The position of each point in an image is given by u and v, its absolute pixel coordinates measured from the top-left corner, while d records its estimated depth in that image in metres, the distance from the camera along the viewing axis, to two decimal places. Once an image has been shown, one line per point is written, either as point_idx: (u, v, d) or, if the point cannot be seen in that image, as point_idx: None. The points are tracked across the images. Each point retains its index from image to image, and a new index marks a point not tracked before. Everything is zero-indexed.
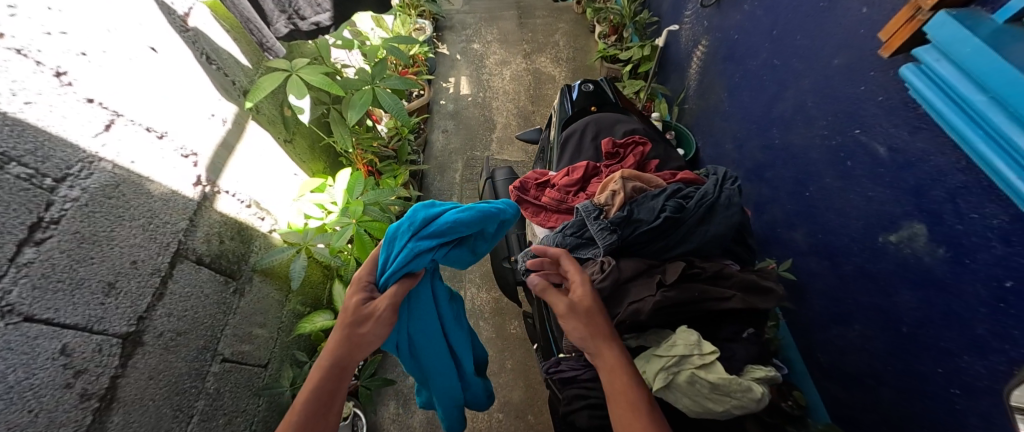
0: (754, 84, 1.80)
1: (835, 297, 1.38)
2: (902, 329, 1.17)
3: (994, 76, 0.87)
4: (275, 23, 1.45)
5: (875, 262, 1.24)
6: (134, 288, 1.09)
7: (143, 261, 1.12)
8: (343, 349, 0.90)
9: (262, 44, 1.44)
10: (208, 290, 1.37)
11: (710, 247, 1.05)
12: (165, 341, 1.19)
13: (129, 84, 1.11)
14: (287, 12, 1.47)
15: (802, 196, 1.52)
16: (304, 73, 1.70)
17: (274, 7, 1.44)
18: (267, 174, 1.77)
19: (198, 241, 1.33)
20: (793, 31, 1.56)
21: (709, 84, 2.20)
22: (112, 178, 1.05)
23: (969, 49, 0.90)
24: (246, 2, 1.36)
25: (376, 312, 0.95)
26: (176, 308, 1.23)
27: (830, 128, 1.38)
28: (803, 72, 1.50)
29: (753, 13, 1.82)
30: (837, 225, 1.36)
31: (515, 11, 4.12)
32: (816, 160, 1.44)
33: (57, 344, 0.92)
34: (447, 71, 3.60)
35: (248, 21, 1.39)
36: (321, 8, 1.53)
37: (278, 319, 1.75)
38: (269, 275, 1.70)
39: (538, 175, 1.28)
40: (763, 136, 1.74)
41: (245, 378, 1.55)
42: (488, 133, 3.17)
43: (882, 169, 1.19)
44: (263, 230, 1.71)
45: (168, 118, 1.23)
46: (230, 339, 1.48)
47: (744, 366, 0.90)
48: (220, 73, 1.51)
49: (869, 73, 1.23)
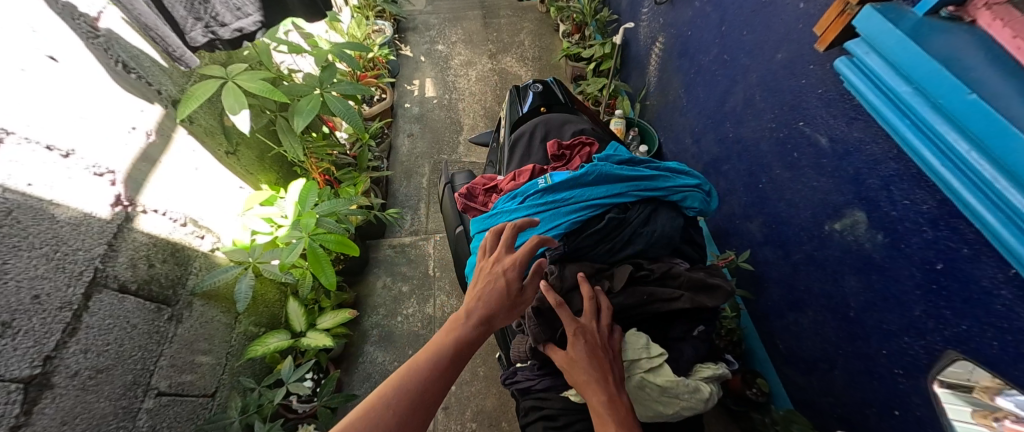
0: (706, 79, 1.80)
1: (789, 285, 1.39)
2: (849, 314, 1.17)
3: (915, 66, 0.89)
4: (189, 31, 1.35)
5: (823, 250, 1.24)
6: (38, 326, 0.98)
7: (48, 295, 1.01)
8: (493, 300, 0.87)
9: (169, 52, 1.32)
10: (137, 320, 1.26)
11: (659, 248, 1.01)
12: (82, 380, 1.08)
13: (21, 98, 1.00)
14: (203, 20, 1.36)
15: (755, 188, 1.52)
16: (241, 79, 1.59)
17: (186, 13, 1.33)
18: (204, 189, 1.65)
19: (122, 268, 1.23)
20: (738, 26, 1.56)
21: (667, 80, 2.20)
22: (3, 203, 0.94)
23: (894, 41, 0.92)
24: (147, 8, 1.25)
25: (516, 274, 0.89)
26: (95, 343, 1.12)
27: (777, 121, 1.38)
28: (750, 67, 1.50)
29: (702, 10, 1.82)
30: (788, 215, 1.36)
31: (480, 11, 4.05)
32: (765, 152, 1.45)
33: None
34: (411, 73, 3.50)
35: (151, 30, 1.26)
36: (242, 13, 1.43)
37: (227, 344, 1.63)
38: (213, 298, 1.59)
39: (486, 182, 1.18)
40: (717, 130, 1.74)
41: (188, 410, 1.44)
42: (454, 136, 3.10)
43: (825, 159, 1.20)
44: (204, 249, 1.60)
45: (78, 136, 1.13)
46: (166, 370, 1.36)
47: (692, 367, 0.92)
48: (143, 82, 1.39)
49: (808, 67, 1.24)
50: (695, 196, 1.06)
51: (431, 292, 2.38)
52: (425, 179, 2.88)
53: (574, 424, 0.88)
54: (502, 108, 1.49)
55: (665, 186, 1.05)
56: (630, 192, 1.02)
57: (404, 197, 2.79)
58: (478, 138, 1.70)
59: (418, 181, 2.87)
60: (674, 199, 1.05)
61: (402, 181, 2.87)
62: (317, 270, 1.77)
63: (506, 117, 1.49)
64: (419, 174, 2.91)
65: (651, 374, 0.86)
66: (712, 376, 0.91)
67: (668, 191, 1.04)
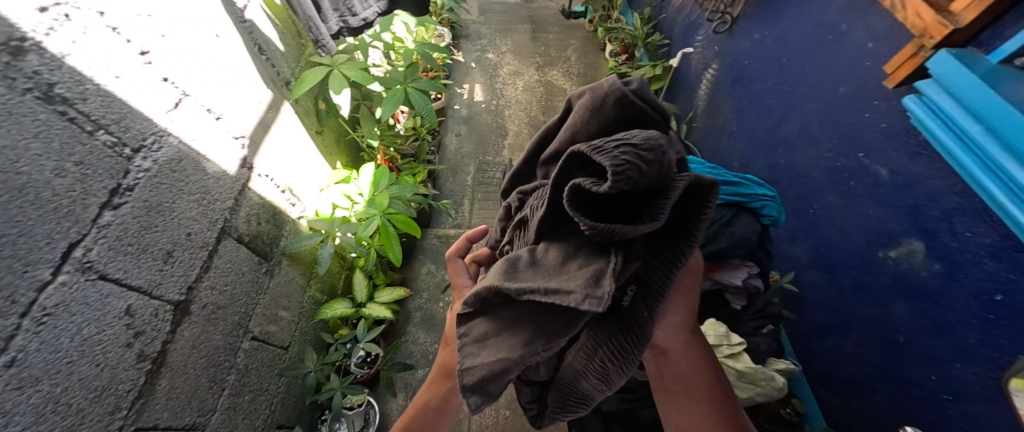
0: (760, 107, 1.78)
1: (834, 308, 1.30)
2: (897, 339, 1.11)
3: (987, 107, 0.89)
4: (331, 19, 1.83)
5: (873, 275, 1.18)
6: (186, 259, 1.13)
7: (196, 234, 1.16)
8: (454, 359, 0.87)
9: (319, 38, 1.74)
10: (245, 268, 1.42)
11: (737, 251, 0.98)
12: (208, 312, 1.23)
13: (193, 67, 1.17)
14: (340, 11, 1.87)
15: (802, 214, 1.44)
16: (344, 68, 1.78)
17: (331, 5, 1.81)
18: (299, 162, 1.83)
19: (240, 222, 1.39)
20: (801, 60, 1.55)
21: (716, 105, 2.18)
22: (178, 153, 1.10)
23: (965, 84, 0.93)
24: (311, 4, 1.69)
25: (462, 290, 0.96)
26: (218, 282, 1.27)
27: (835, 151, 1.33)
28: (808, 96, 1.48)
29: (761, 41, 1.83)
30: (838, 240, 1.30)
31: (528, 25, 4.11)
32: (818, 180, 1.39)
33: (122, 304, 0.93)
34: (462, 77, 3.54)
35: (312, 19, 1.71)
36: (366, 5, 1.95)
37: (300, 304, 1.78)
38: (296, 260, 1.74)
39: None
40: (768, 157, 1.68)
41: (268, 357, 1.55)
42: (499, 140, 3.12)
43: (883, 190, 1.15)
44: (293, 215, 1.77)
45: (223, 102, 1.30)
46: (261, 317, 1.51)
47: (768, 361, 1.07)
48: (269, 64, 1.59)
49: (873, 102, 1.20)
50: (774, 206, 1.06)
51: None
52: (470, 177, 2.92)
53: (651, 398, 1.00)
54: None
55: (749, 192, 1.06)
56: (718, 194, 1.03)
57: (449, 192, 2.83)
58: None
59: (463, 178, 2.91)
60: (754, 208, 1.05)
61: (448, 176, 2.92)
62: (386, 245, 1.90)
63: None
64: (465, 172, 2.95)
65: (731, 360, 0.97)
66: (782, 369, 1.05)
67: (750, 198, 1.05)
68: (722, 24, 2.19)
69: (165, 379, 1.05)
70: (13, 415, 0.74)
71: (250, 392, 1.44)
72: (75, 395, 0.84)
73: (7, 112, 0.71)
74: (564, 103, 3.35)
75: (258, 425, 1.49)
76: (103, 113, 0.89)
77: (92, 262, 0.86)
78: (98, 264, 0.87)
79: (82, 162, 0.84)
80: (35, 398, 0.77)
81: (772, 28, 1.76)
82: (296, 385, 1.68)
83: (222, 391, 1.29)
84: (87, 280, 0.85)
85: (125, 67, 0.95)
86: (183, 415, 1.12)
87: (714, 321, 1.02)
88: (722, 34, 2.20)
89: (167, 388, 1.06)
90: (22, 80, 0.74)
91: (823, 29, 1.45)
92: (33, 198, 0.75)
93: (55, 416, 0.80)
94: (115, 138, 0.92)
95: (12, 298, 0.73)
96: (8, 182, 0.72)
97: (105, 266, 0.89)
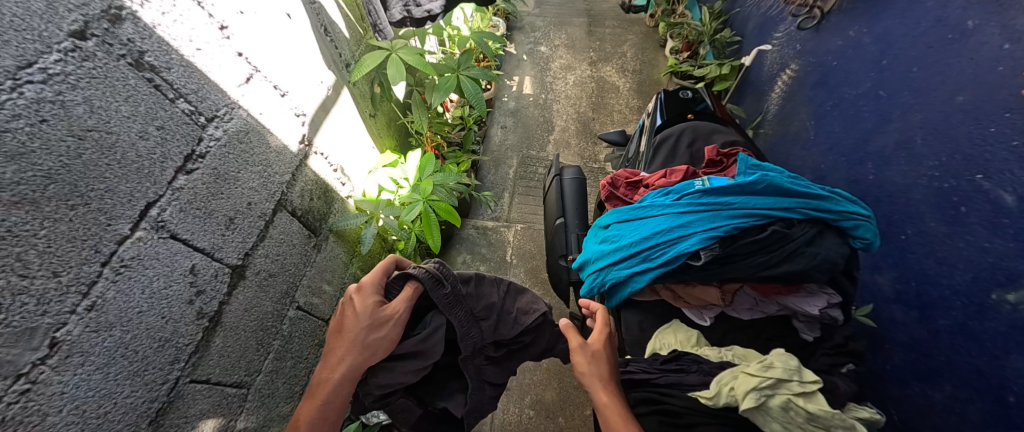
0: (847, 114, 1.63)
1: (920, 352, 1.15)
2: (1007, 398, 0.96)
3: None
4: (392, 9, 1.76)
5: (983, 320, 1.02)
6: (246, 226, 1.18)
7: (256, 204, 1.22)
8: (389, 340, 0.92)
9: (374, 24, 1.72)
10: (297, 241, 1.45)
11: (819, 274, 0.89)
12: (261, 278, 1.27)
13: (264, 43, 1.21)
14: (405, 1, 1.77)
15: (889, 239, 1.30)
16: (402, 53, 1.79)
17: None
18: (353, 142, 1.88)
19: (295, 196, 1.44)
20: (907, 63, 1.40)
21: (792, 110, 2.02)
22: (245, 125, 1.15)
23: None
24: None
25: (394, 315, 0.94)
26: (272, 251, 1.31)
27: (942, 169, 1.18)
28: (914, 106, 1.33)
29: (857, 40, 1.67)
30: (935, 274, 1.14)
31: (585, 18, 3.92)
32: (916, 202, 1.24)
33: (188, 263, 0.98)
34: (513, 69, 3.51)
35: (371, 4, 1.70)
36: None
37: (342, 280, 1.79)
38: (341, 238, 1.77)
39: (628, 176, 1.23)
40: (853, 171, 1.53)
41: (313, 327, 1.56)
42: (546, 135, 3.06)
43: (1006, 220, 1.01)
44: (342, 195, 1.81)
45: (289, 80, 1.35)
46: (307, 289, 1.52)
47: (845, 404, 0.84)
48: (332, 44, 1.64)
49: (1004, 114, 1.06)
50: (869, 227, 0.94)
51: (506, 277, 2.43)
52: (513, 170, 2.88)
53: (698, 425, 0.86)
54: (647, 109, 1.60)
55: (838, 209, 0.95)
56: (798, 208, 0.94)
57: (491, 183, 2.81)
58: (607, 135, 1.79)
59: (506, 171, 2.87)
60: (844, 227, 0.94)
61: (491, 168, 2.90)
62: (427, 233, 1.88)
63: (648, 118, 1.60)
64: (508, 165, 2.91)
65: (800, 399, 0.79)
66: (866, 419, 0.82)
67: (840, 216, 0.94)
68: (809, 19, 2.00)
69: (219, 338, 1.09)
70: (87, 355, 0.78)
71: (293, 358, 1.44)
72: (142, 344, 0.87)
73: (98, 75, 0.76)
74: (617, 100, 3.24)
75: (297, 391, 1.48)
76: (184, 82, 0.95)
77: (165, 222, 0.91)
78: (169, 224, 0.92)
79: (162, 128, 0.89)
80: (109, 341, 0.81)
81: (874, 26, 1.59)
82: None
83: (268, 354, 1.32)
84: (159, 238, 0.90)
85: (205, 39, 1.00)
86: (233, 373, 1.16)
87: (782, 351, 0.88)
88: (807, 31, 2.02)
89: (220, 347, 1.10)
90: (116, 47, 0.79)
91: (943, 28, 1.29)
92: (118, 158, 0.80)
93: (123, 361, 0.84)
94: (191, 107, 0.97)
95: (96, 247, 0.78)
96: (99, 140, 0.76)
97: (176, 226, 0.94)
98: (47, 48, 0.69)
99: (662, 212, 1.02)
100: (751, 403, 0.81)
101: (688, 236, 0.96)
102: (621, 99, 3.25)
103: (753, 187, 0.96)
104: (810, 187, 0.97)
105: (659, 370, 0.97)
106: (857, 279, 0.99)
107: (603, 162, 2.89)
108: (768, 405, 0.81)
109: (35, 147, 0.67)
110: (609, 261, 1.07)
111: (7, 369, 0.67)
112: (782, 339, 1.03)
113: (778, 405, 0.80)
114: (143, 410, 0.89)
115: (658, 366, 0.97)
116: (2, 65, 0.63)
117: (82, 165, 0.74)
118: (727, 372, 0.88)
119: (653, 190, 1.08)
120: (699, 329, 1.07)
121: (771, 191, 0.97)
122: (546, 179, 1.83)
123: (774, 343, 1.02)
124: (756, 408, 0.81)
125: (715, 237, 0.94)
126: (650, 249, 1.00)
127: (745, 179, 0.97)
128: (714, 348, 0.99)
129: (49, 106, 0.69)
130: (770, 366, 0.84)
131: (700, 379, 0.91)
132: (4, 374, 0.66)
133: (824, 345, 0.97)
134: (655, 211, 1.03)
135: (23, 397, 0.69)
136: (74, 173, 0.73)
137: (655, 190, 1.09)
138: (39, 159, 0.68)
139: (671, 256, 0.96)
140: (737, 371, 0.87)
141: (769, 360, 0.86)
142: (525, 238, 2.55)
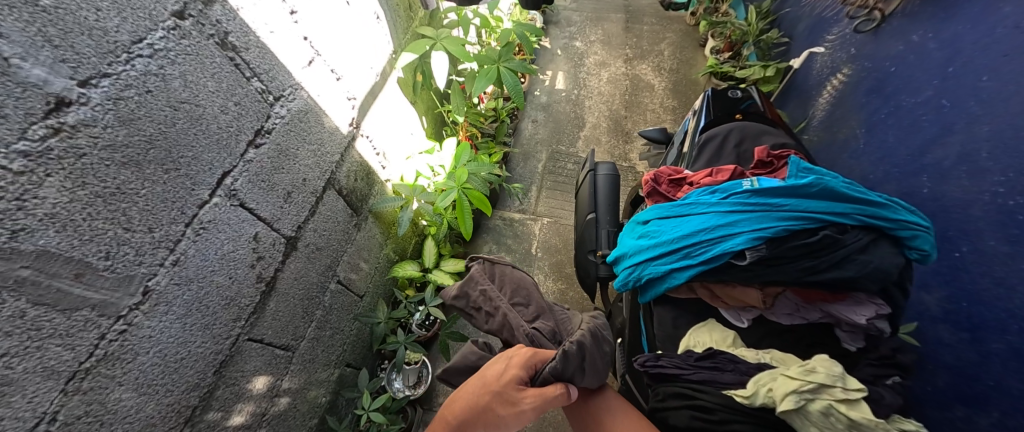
0: (904, 124, 1.58)
1: (969, 375, 1.12)
2: None
3: None
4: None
5: None
6: (301, 201, 1.24)
7: (310, 180, 1.27)
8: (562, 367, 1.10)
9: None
10: (341, 219, 1.50)
11: (869, 281, 0.90)
12: (310, 250, 1.32)
13: (325, 26, 1.27)
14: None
15: (943, 255, 1.26)
16: (446, 42, 1.82)
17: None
18: (396, 127, 1.92)
19: (342, 176, 1.49)
20: (977, 71, 1.35)
21: (843, 118, 1.96)
22: (306, 105, 1.22)
23: None
24: None
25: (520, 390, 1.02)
26: (320, 227, 1.37)
27: (1009, 185, 1.15)
28: (981, 118, 1.29)
29: (922, 45, 1.61)
30: (991, 295, 1.11)
31: (623, 14, 3.86)
32: (976, 218, 1.21)
33: (253, 231, 1.05)
34: (546, 64, 3.52)
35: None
36: None
37: (377, 259, 1.81)
38: (379, 219, 1.79)
39: (671, 173, 1.25)
40: (910, 183, 1.48)
41: (348, 302, 1.60)
42: (576, 131, 3.06)
43: None
44: (381, 178, 1.84)
45: (345, 65, 1.41)
46: (347, 265, 1.57)
47: (889, 415, 0.84)
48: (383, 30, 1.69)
49: None
50: (927, 238, 0.93)
51: (530, 269, 2.44)
52: (542, 164, 2.89)
53: (730, 422, 0.88)
54: (693, 110, 1.60)
55: (894, 217, 0.94)
56: (853, 214, 0.94)
57: (520, 175, 2.83)
58: (647, 133, 1.78)
59: (534, 164, 2.89)
60: (900, 236, 0.94)
61: (520, 161, 2.92)
62: (461, 219, 1.88)
63: (694, 119, 1.59)
64: (537, 158, 2.93)
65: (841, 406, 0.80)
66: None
67: (896, 224, 0.93)
68: (866, 22, 1.94)
69: (273, 302, 1.17)
70: (170, 305, 0.86)
71: (331, 328, 1.51)
72: (211, 300, 0.95)
73: (191, 52, 0.83)
74: (651, 99, 3.20)
75: (332, 360, 1.55)
76: (259, 62, 1.02)
77: (236, 191, 0.98)
78: (239, 193, 0.99)
79: (239, 104, 0.97)
80: (188, 295, 0.90)
81: (942, 30, 1.53)
82: (365, 333, 1.74)
83: (310, 323, 1.38)
84: (230, 205, 0.97)
85: (277, 22, 1.06)
86: (282, 336, 1.24)
87: (825, 357, 0.88)
88: (864, 34, 1.96)
89: (273, 310, 1.18)
90: (208, 27, 0.86)
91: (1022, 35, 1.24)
92: (203, 128, 0.88)
93: (197, 313, 0.93)
94: (262, 86, 1.04)
95: (182, 209, 0.86)
96: (189, 112, 0.84)
97: (244, 195, 1.01)
98: (155, 26, 0.76)
99: (706, 210, 1.04)
100: (790, 405, 0.82)
101: (734, 235, 0.97)
102: (655, 98, 3.20)
103: (804, 190, 0.97)
104: (863, 193, 0.97)
105: (692, 366, 0.98)
106: (908, 294, 0.98)
107: (635, 161, 2.87)
108: (807, 409, 0.82)
109: (141, 114, 0.75)
110: (648, 256, 1.09)
111: (110, 309, 0.76)
112: (824, 346, 1.03)
113: (819, 409, 0.81)
114: (209, 359, 0.98)
115: (691, 362, 0.99)
116: (119, 39, 0.71)
117: (176, 133, 0.82)
118: (766, 373, 0.89)
119: (697, 190, 1.11)
120: (734, 329, 1.08)
121: (825, 195, 0.97)
122: (580, 174, 1.81)
123: (814, 350, 1.02)
124: (795, 410, 0.83)
125: (762, 237, 0.95)
126: (692, 246, 1.02)
127: (798, 181, 0.97)
128: (751, 350, 1.00)
129: (154, 79, 0.77)
130: (812, 371, 0.86)
131: (735, 378, 0.93)
132: (107, 314, 0.76)
133: (868, 356, 0.97)
134: (700, 209, 1.05)
135: (121, 336, 0.78)
136: (169, 139, 0.81)
137: (701, 188, 1.11)
138: (144, 126, 0.76)
139: (714, 254, 0.98)
140: (777, 372, 0.88)
141: (811, 365, 0.87)
142: (551, 232, 2.56)
